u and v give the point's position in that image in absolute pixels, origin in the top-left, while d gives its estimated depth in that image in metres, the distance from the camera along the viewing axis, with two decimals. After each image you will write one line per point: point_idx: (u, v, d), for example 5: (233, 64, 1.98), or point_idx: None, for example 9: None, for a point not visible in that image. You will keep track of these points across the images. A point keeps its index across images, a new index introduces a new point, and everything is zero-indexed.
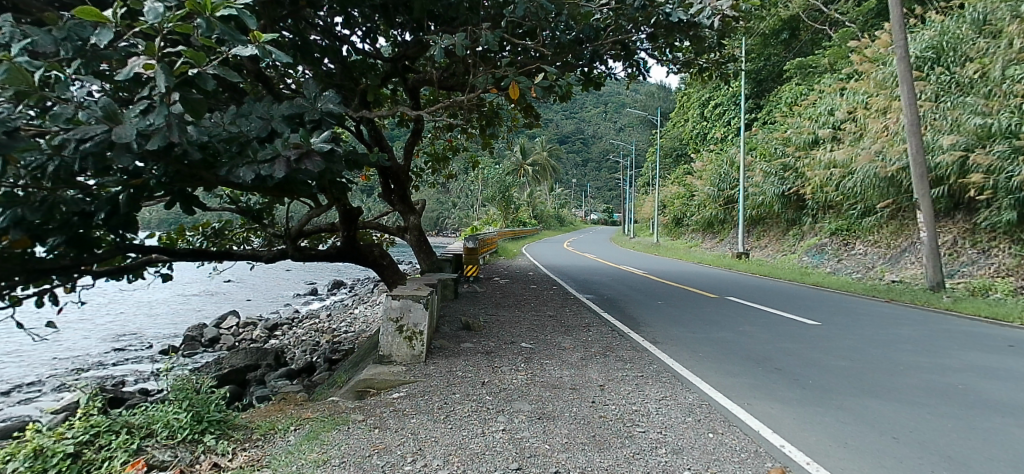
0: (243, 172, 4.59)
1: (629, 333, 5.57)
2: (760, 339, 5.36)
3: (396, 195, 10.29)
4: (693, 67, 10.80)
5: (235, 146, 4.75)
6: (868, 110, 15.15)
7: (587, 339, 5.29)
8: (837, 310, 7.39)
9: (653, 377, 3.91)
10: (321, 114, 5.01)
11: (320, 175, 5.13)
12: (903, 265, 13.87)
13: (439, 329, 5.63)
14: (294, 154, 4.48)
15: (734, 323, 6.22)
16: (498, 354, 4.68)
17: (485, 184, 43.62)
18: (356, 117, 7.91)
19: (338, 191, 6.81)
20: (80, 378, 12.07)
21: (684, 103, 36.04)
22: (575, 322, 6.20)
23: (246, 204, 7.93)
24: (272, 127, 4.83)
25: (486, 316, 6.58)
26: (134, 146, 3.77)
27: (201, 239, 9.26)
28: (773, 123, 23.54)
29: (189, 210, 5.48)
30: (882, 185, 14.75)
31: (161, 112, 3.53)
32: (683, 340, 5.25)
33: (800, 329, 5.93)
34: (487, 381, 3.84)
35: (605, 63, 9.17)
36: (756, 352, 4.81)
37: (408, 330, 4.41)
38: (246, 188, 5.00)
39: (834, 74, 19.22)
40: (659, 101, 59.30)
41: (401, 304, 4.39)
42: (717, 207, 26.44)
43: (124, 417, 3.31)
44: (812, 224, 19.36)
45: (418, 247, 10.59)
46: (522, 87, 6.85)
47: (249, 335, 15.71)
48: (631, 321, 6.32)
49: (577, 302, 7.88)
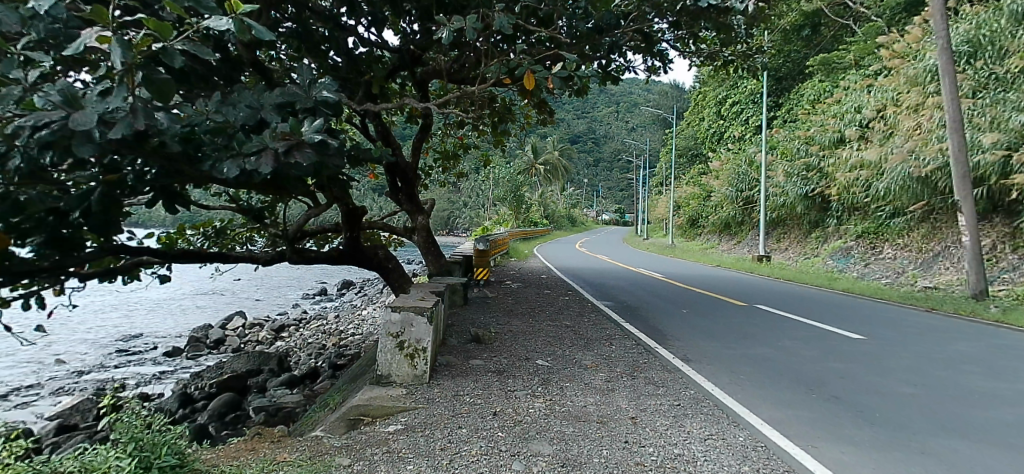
0: (228, 166, 4.12)
1: (657, 348, 5.04)
2: (805, 357, 4.81)
3: (403, 194, 9.78)
4: (715, 60, 10.25)
5: (221, 139, 4.27)
6: (899, 107, 14.43)
7: (611, 355, 4.75)
8: (879, 320, 6.83)
9: (694, 408, 3.38)
10: (317, 102, 4.52)
11: (316, 171, 4.63)
12: (938, 270, 13.23)
13: (446, 343, 5.11)
14: (283, 147, 4.00)
15: (770, 337, 5.66)
16: (511, 373, 4.16)
17: (496, 184, 43.11)
18: (360, 110, 7.45)
19: (338, 189, 6.31)
20: (80, 381, 11.69)
21: (700, 101, 35.29)
22: (595, 335, 5.65)
23: (245, 203, 7.43)
24: (261, 116, 4.35)
25: (498, 326, 6.06)
26: (95, 135, 3.28)
27: (201, 239, 8.83)
28: (794, 121, 22.79)
29: (174, 208, 4.99)
30: (915, 186, 14.06)
31: (119, 93, 3.05)
32: (718, 358, 4.71)
33: (843, 344, 5.37)
34: (499, 411, 3.31)
35: (625, 55, 8.61)
36: (804, 374, 4.27)
37: (408, 347, 3.90)
38: (233, 185, 4.52)
39: (861, 70, 18.49)
40: (673, 99, 58.54)
41: (401, 318, 3.87)
42: (735, 208, 25.79)
43: (55, 464, 2.84)
44: (836, 226, 18.71)
45: (426, 249, 10.05)
46: (539, 77, 6.32)
47: (254, 337, 15.34)
48: (656, 333, 5.78)
49: (596, 311, 7.32)
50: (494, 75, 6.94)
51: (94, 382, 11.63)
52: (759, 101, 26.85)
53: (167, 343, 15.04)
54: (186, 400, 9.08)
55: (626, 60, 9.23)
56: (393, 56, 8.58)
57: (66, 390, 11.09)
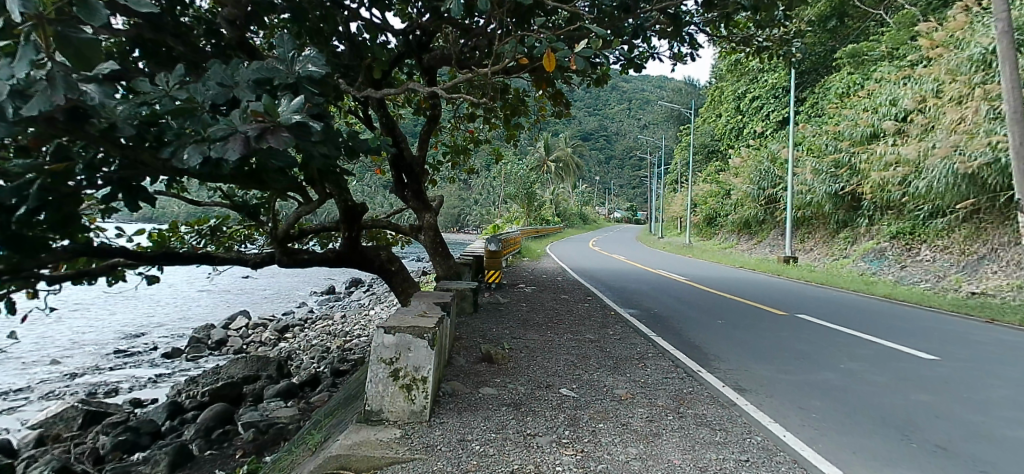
0: (188, 152, 3.42)
1: (701, 372, 4.34)
2: (878, 386, 4.08)
3: (409, 190, 9.07)
4: (747, 46, 9.46)
5: (186, 122, 3.60)
6: (940, 100, 13.55)
7: (649, 382, 4.02)
8: (943, 334, 6.07)
9: (768, 467, 2.68)
10: (299, 78, 3.80)
11: (297, 160, 3.92)
12: (984, 274, 12.38)
13: (452, 364, 4.38)
14: (254, 130, 3.29)
15: (831, 357, 4.92)
16: (529, 407, 3.44)
17: (507, 181, 42.24)
18: (360, 96, 6.79)
19: (333, 184, 5.63)
20: (72, 385, 11.11)
21: (718, 97, 34.35)
22: (626, 353, 4.92)
23: (236, 200, 6.74)
24: (233, 95, 3.67)
25: (512, 340, 5.33)
26: (8, 111, 2.79)
27: (195, 238, 8.04)
28: (822, 116, 21.85)
29: (135, 206, 4.25)
30: (960, 183, 13.20)
31: (21, 61, 2.33)
32: (777, 387, 4.01)
33: (917, 367, 4.64)
34: (517, 470, 2.60)
35: (652, 40, 7.86)
36: (888, 412, 3.56)
37: (405, 377, 3.17)
38: (201, 177, 3.85)
39: (894, 62, 17.55)
40: (689, 96, 57.54)
41: (396, 341, 3.15)
42: (757, 206, 24.92)
43: None
44: (867, 226, 17.87)
45: (433, 250, 9.31)
46: (559, 58, 5.51)
47: (257, 337, 14.75)
48: (696, 351, 5.08)
49: (621, 321, 6.57)
50: (508, 56, 6.19)
51: (85, 386, 11.03)
52: (782, 96, 25.88)
53: (167, 343, 14.48)
54: (175, 410, 8.44)
55: (651, 46, 8.48)
56: (398, 41, 7.91)
57: (57, 394, 10.51)
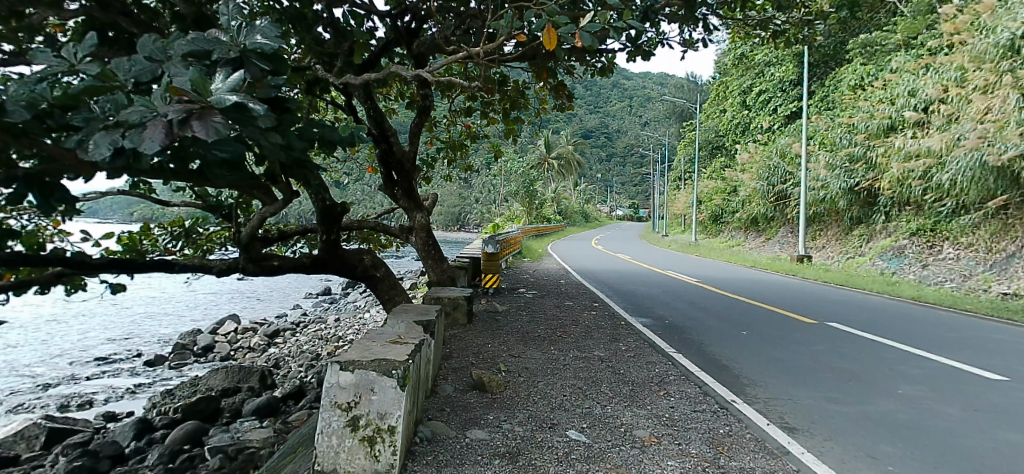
0: (97, 141, 2.67)
1: (737, 403, 3.62)
2: (952, 421, 3.37)
3: (398, 187, 8.33)
4: (763, 32, 8.70)
5: (105, 104, 2.86)
6: (965, 89, 12.86)
7: (675, 418, 3.31)
8: (995, 346, 5.42)
9: None
10: (245, 51, 2.99)
11: (243, 155, 3.14)
12: (1015, 273, 11.65)
13: (437, 393, 3.68)
14: (178, 114, 2.52)
15: (885, 380, 4.20)
16: (530, 459, 2.72)
17: (508, 178, 41.41)
18: (338, 83, 6.00)
19: (304, 182, 4.90)
20: (43, 397, 10.37)
21: (722, 93, 33.52)
22: (643, 376, 4.21)
23: (206, 198, 6.02)
24: (162, 71, 2.93)
25: (510, 360, 4.60)
26: None
27: (168, 239, 7.18)
28: (835, 109, 21.11)
29: (50, 209, 3.49)
30: (988, 176, 12.48)
31: None
32: (834, 424, 3.29)
33: (990, 391, 3.94)
34: None
35: (663, 23, 7.11)
36: (980, 461, 2.83)
37: (368, 427, 2.47)
38: (126, 171, 3.11)
39: (911, 52, 16.79)
40: (694, 92, 56.86)
41: (355, 380, 2.47)
42: (766, 204, 24.17)
43: None
44: (884, 222, 17.13)
45: (425, 252, 8.50)
46: (562, 35, 4.71)
47: (246, 343, 13.99)
48: (727, 373, 4.37)
49: (634, 334, 5.86)
50: (503, 34, 5.38)
51: (58, 398, 10.30)
52: (791, 90, 25.13)
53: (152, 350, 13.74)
54: (144, 429, 7.69)
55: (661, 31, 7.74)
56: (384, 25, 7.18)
57: (27, 408, 9.79)
